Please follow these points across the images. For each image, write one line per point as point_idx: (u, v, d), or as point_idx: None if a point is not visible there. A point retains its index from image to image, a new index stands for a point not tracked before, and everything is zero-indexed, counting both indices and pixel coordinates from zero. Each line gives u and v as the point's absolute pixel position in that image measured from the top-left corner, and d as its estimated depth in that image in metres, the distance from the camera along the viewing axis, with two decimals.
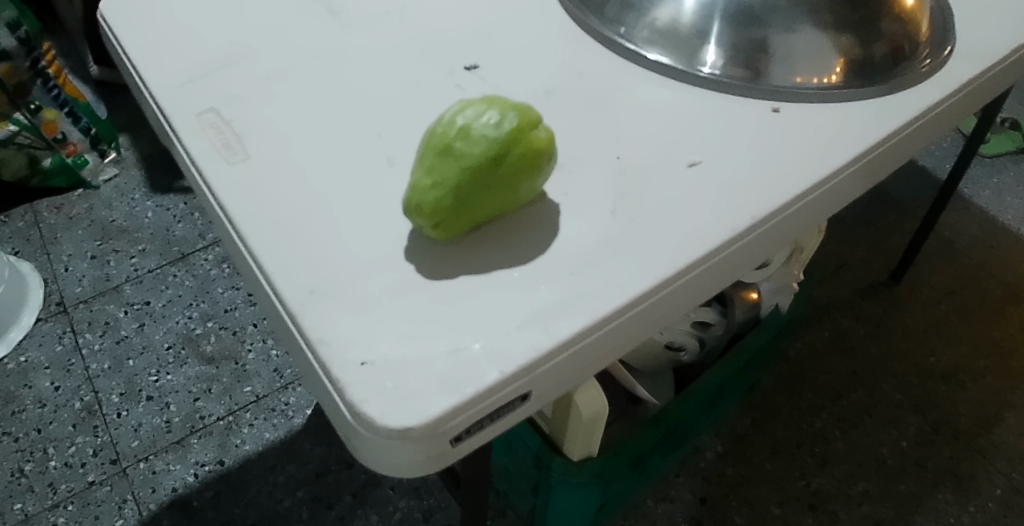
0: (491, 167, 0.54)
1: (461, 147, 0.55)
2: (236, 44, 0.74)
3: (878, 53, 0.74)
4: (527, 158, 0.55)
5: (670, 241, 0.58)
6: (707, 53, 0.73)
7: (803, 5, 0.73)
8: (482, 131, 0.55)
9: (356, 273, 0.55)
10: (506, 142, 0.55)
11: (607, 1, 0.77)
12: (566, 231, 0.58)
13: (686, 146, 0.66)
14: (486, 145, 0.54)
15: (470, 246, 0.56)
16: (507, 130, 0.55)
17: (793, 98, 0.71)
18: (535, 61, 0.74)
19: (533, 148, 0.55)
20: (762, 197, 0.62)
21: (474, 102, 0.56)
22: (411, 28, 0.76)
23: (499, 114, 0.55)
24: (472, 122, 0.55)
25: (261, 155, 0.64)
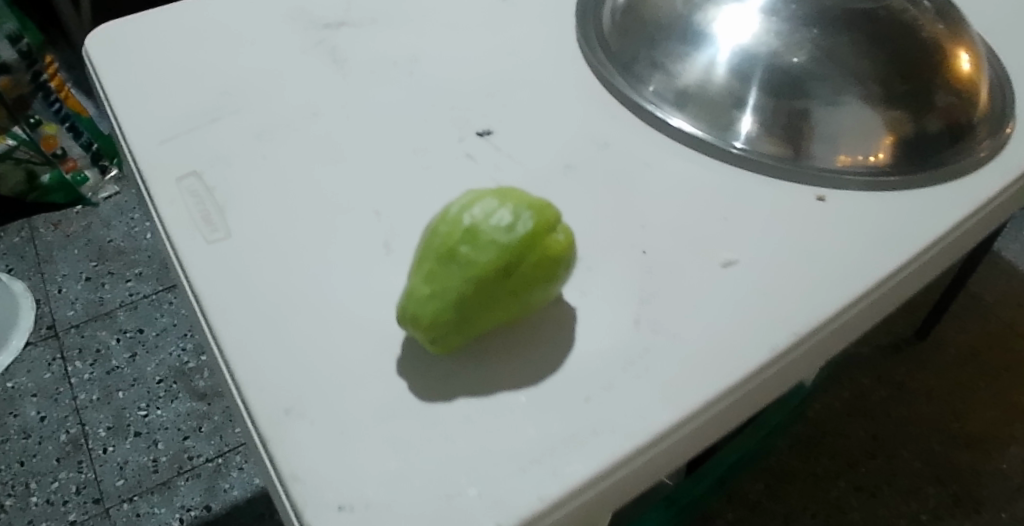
0: (500, 278, 0.46)
1: (467, 252, 0.46)
2: (229, 95, 0.67)
3: (929, 129, 0.68)
4: (543, 267, 0.46)
5: (700, 361, 0.51)
6: (742, 122, 0.67)
7: (849, 75, 0.67)
8: (492, 234, 0.46)
9: (340, 388, 0.48)
10: (519, 249, 0.46)
11: (635, 59, 0.72)
12: (583, 338, 0.51)
13: (719, 240, 0.58)
14: (495, 250, 0.45)
15: (470, 363, 0.49)
16: (522, 234, 0.46)
17: (840, 185, 0.64)
18: (554, 125, 0.67)
19: (550, 255, 0.47)
20: (806, 308, 0.55)
21: (485, 197, 0.47)
22: (420, 81, 0.70)
23: (513, 213, 0.47)
24: (480, 222, 0.47)
25: (243, 233, 0.57)
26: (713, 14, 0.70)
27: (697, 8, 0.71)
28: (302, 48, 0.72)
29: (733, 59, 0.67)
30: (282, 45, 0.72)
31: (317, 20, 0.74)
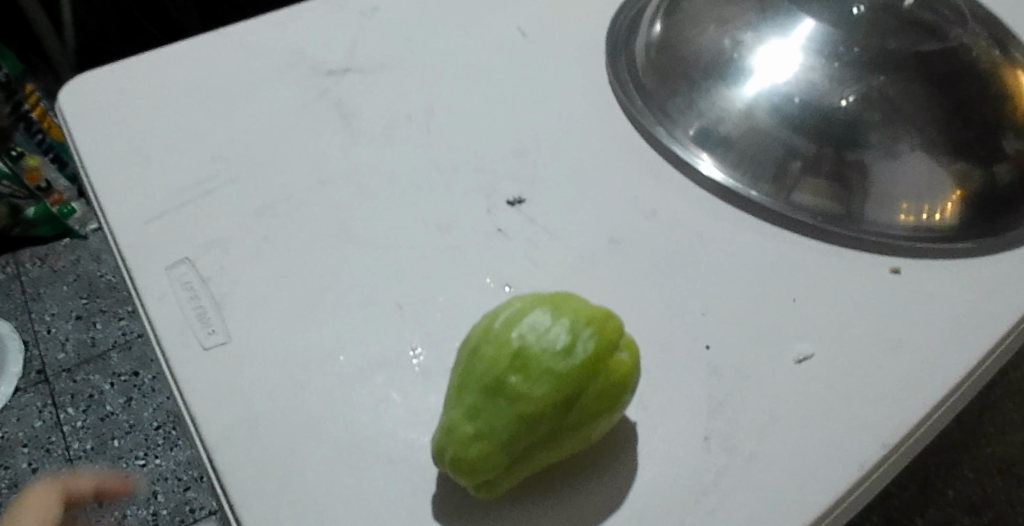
0: (557, 413, 0.39)
1: (518, 383, 0.39)
2: (222, 159, 0.59)
3: (1002, 178, 0.59)
4: (607, 396, 0.40)
5: (775, 490, 0.45)
6: (791, 175, 0.59)
7: (915, 124, 0.59)
8: (546, 359, 0.39)
9: None
10: (580, 378, 0.39)
11: (671, 100, 0.64)
12: (646, 465, 0.46)
13: (790, 330, 0.52)
14: (551, 382, 0.39)
15: (512, 506, 0.45)
16: (582, 359, 0.40)
17: (913, 252, 0.56)
18: (591, 187, 0.59)
19: (614, 382, 0.40)
20: (892, 413, 0.48)
21: (535, 312, 0.41)
22: (440, 136, 0.62)
23: (569, 332, 0.40)
24: (531, 343, 0.40)
25: (244, 340, 0.50)
26: (765, 58, 0.62)
27: (746, 50, 0.63)
28: (304, 100, 0.63)
29: (793, 110, 0.59)
30: (281, 97, 0.63)
31: (319, 66, 0.65)
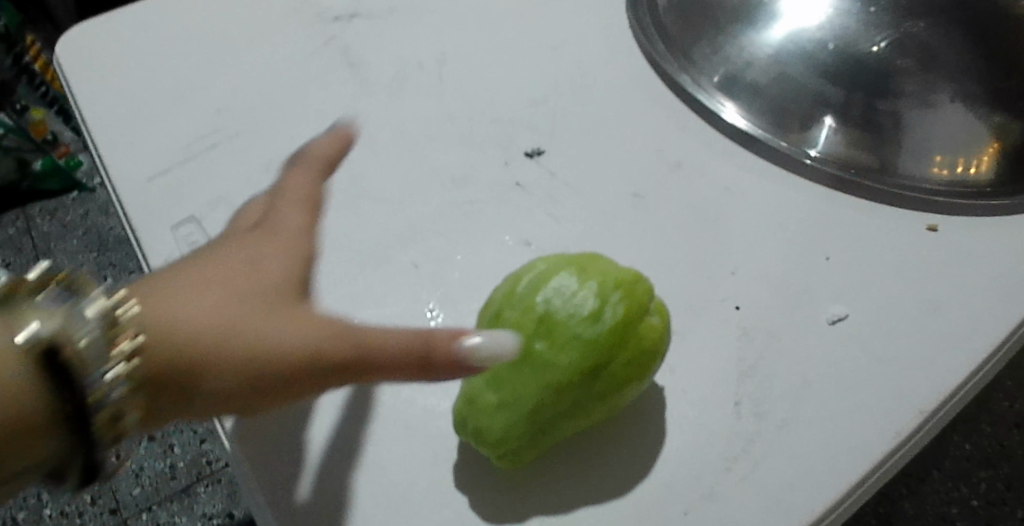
0: (585, 382, 0.39)
1: (545, 350, 0.39)
2: (225, 113, 0.57)
3: None
4: (636, 365, 0.39)
5: (809, 460, 0.44)
6: (820, 125, 0.56)
7: (954, 72, 0.55)
8: (574, 325, 0.39)
9: (393, 511, 0.42)
10: (608, 345, 0.39)
11: (695, 43, 0.60)
12: (673, 432, 0.44)
13: (822, 291, 0.49)
14: (579, 349, 0.38)
15: (535, 478, 0.43)
16: (611, 326, 0.39)
17: (948, 208, 0.54)
18: (612, 138, 0.56)
19: (644, 351, 0.40)
20: (927, 377, 0.46)
21: (562, 276, 0.40)
22: (452, 86, 0.59)
23: (599, 297, 0.40)
24: (557, 309, 0.39)
25: None
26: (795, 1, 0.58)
27: None
28: (309, 48, 0.60)
29: (826, 58, 0.56)
30: (286, 46, 0.60)
31: (323, 11, 0.62)
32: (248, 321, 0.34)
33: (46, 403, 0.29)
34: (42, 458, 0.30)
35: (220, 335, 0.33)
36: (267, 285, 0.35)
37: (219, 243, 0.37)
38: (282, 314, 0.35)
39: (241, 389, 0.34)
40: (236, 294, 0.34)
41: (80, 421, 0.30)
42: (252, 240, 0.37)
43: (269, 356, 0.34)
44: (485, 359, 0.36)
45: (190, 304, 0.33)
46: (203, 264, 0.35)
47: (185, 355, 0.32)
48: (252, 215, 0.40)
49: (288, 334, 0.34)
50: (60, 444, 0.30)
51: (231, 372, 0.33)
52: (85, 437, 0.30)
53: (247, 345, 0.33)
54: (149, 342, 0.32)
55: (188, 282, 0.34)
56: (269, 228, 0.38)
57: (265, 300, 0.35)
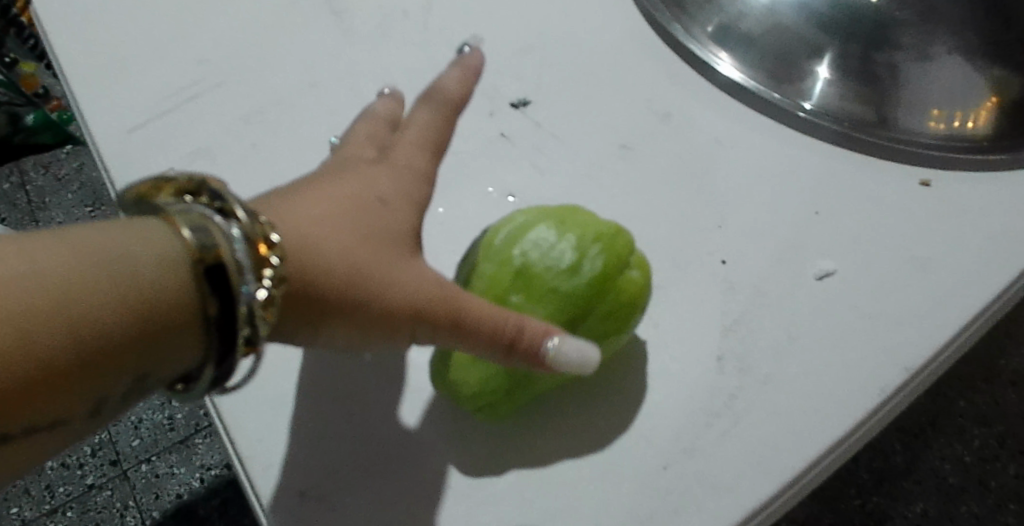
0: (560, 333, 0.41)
1: (522, 302, 0.41)
2: (206, 63, 0.55)
3: None
4: (612, 318, 0.41)
5: (792, 417, 0.43)
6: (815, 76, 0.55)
7: (951, 24, 0.53)
8: (550, 279, 0.41)
9: (374, 465, 0.43)
10: (584, 298, 0.41)
11: None
12: (655, 388, 0.44)
13: (811, 245, 0.49)
14: (554, 302, 0.41)
15: (514, 432, 0.44)
16: (587, 279, 0.41)
17: (945, 163, 0.52)
18: (601, 89, 0.55)
19: (621, 304, 0.41)
20: (915, 334, 0.46)
21: (539, 229, 0.42)
22: (438, 34, 0.57)
23: (575, 251, 0.41)
24: (534, 261, 0.41)
25: None
26: None
27: None
28: None
29: (822, 8, 0.55)
30: None
31: None
32: (371, 266, 0.38)
33: (206, 300, 0.32)
34: (189, 356, 0.33)
35: (346, 272, 0.38)
36: (390, 227, 0.40)
37: (341, 179, 0.41)
38: (399, 261, 0.39)
39: (353, 325, 0.38)
40: (362, 234, 0.39)
41: (227, 320, 0.33)
42: (378, 175, 0.42)
43: (382, 297, 0.38)
44: (563, 364, 0.39)
45: (330, 236, 0.38)
46: (338, 194, 0.40)
47: (319, 283, 0.37)
48: (371, 146, 0.45)
49: (406, 278, 0.39)
50: (208, 341, 0.33)
51: (346, 307, 0.38)
52: (229, 336, 0.33)
53: (365, 284, 0.38)
54: (291, 266, 0.36)
55: (321, 214, 0.39)
56: (392, 163, 0.43)
57: (387, 243, 0.39)
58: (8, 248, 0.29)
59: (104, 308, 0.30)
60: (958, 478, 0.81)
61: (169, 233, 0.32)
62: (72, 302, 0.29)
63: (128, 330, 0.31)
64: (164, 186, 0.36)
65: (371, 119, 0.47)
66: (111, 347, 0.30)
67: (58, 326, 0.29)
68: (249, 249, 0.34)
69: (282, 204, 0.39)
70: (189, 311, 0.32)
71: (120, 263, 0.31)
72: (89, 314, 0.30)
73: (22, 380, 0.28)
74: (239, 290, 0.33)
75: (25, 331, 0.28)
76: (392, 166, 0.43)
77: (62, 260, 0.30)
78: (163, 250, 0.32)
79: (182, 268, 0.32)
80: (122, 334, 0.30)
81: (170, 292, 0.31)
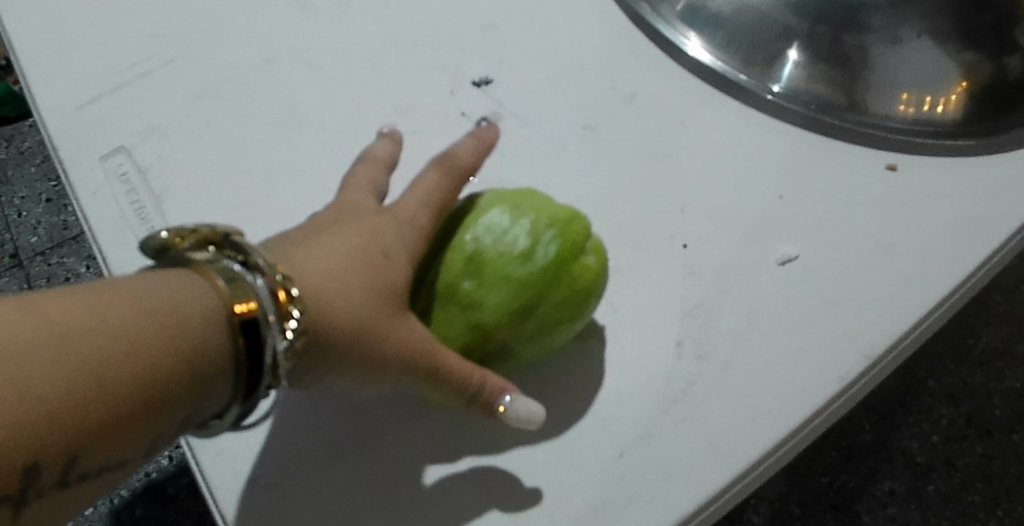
0: (513, 321, 0.41)
1: (473, 290, 0.41)
2: (160, 37, 0.54)
3: (1012, 70, 0.52)
4: (566, 306, 0.41)
5: (750, 404, 0.43)
6: (785, 58, 0.54)
7: (921, 3, 0.52)
8: (503, 265, 0.41)
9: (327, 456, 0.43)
10: (537, 285, 0.41)
11: None
12: (612, 374, 0.44)
13: (774, 230, 0.48)
14: (505, 288, 0.40)
15: (468, 422, 0.43)
16: (540, 266, 0.41)
17: (912, 148, 0.52)
18: (564, 69, 0.54)
19: (576, 291, 0.41)
20: (877, 321, 0.45)
21: (495, 214, 0.42)
22: (400, 10, 0.56)
23: (530, 238, 0.41)
24: (488, 249, 0.41)
25: None
26: None
27: None
28: None
29: None
30: None
31: None
32: (376, 322, 0.38)
33: (239, 348, 0.34)
34: (218, 401, 0.34)
35: (352, 328, 0.37)
36: (399, 281, 0.39)
37: (357, 221, 0.41)
38: (403, 318, 0.39)
39: (349, 376, 0.39)
40: (372, 288, 0.38)
41: (256, 365, 0.34)
42: (385, 223, 0.41)
43: (384, 352, 0.39)
44: (511, 421, 0.41)
45: (339, 292, 0.37)
46: (345, 242, 0.39)
47: (321, 341, 0.37)
48: (370, 193, 0.44)
49: (407, 339, 0.39)
50: (237, 385, 0.34)
51: (349, 361, 0.38)
52: (257, 379, 0.35)
53: (367, 341, 0.38)
54: (307, 323, 0.36)
55: (328, 263, 0.38)
56: (398, 212, 0.41)
57: (396, 295, 0.39)
58: (71, 302, 0.31)
59: (156, 362, 0.31)
60: (925, 457, 0.81)
61: (205, 285, 0.34)
62: (129, 351, 0.31)
63: (177, 377, 0.32)
64: (187, 235, 0.37)
65: (371, 160, 0.46)
66: (162, 393, 0.32)
67: (120, 373, 0.30)
68: (273, 304, 0.35)
69: (288, 251, 0.38)
70: (221, 364, 0.33)
71: (170, 314, 0.32)
72: (144, 362, 0.31)
73: (90, 425, 0.30)
74: (265, 340, 0.34)
75: (98, 383, 0.30)
76: (400, 216, 0.41)
77: (119, 312, 0.31)
78: (205, 303, 0.33)
79: (220, 318, 0.33)
80: (173, 380, 0.32)
81: (211, 340, 0.33)
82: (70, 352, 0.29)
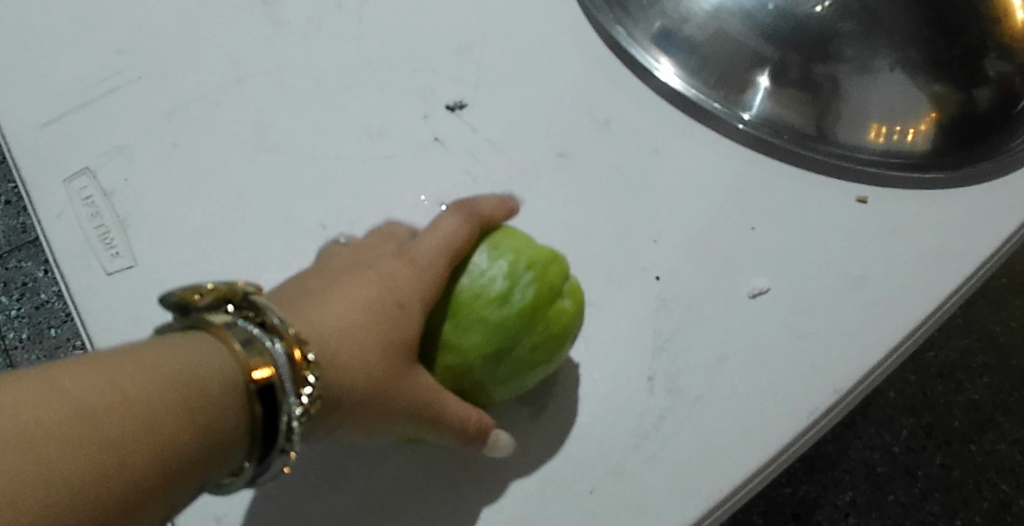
0: (490, 363, 0.41)
1: (452, 332, 0.41)
2: (126, 52, 0.53)
3: (983, 102, 0.53)
4: (542, 348, 0.42)
5: (719, 440, 0.43)
6: (756, 89, 0.54)
7: (893, 38, 0.52)
8: (481, 308, 0.41)
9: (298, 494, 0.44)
10: (514, 328, 0.41)
11: None
12: (582, 409, 0.45)
13: (746, 261, 0.48)
14: (483, 330, 0.41)
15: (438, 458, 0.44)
16: (518, 308, 0.41)
17: (883, 180, 0.52)
18: (539, 92, 0.54)
19: (551, 333, 0.42)
20: (847, 355, 0.46)
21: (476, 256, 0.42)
22: (375, 28, 0.55)
23: (508, 280, 0.42)
24: (468, 291, 0.42)
25: (150, 263, 0.47)
26: None
27: None
28: None
29: (765, 17, 0.54)
30: None
31: None
32: (387, 378, 0.39)
33: (253, 412, 0.34)
34: (233, 462, 0.35)
35: (366, 387, 0.38)
36: (412, 335, 0.40)
37: (372, 273, 0.41)
38: (413, 372, 0.40)
39: (359, 432, 0.40)
40: (384, 343, 0.39)
41: (269, 428, 0.35)
42: (399, 272, 0.41)
43: (397, 407, 0.39)
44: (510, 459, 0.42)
45: (352, 350, 0.38)
46: (361, 296, 0.39)
47: (332, 400, 0.37)
48: (388, 235, 0.44)
49: (417, 392, 0.40)
50: (250, 448, 0.35)
51: (362, 416, 0.39)
52: (270, 441, 0.35)
53: (378, 397, 0.39)
54: (320, 385, 0.37)
55: (344, 321, 0.38)
56: (414, 256, 0.41)
57: (409, 349, 0.39)
58: (93, 374, 0.31)
59: (179, 430, 0.32)
60: (887, 467, 0.77)
61: (221, 348, 0.34)
62: (148, 421, 0.31)
63: (195, 446, 0.32)
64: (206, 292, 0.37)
65: None
66: (184, 462, 0.32)
67: (138, 442, 0.31)
68: (290, 369, 0.35)
69: (307, 308, 0.39)
70: (239, 430, 0.34)
71: (192, 382, 0.33)
72: (161, 429, 0.31)
73: (114, 500, 0.30)
74: (282, 406, 0.35)
75: (122, 454, 0.30)
76: (416, 261, 0.41)
77: (143, 382, 0.32)
78: (225, 370, 0.34)
79: (238, 384, 0.34)
80: (190, 447, 0.32)
81: (227, 406, 0.34)
82: (94, 427, 0.30)
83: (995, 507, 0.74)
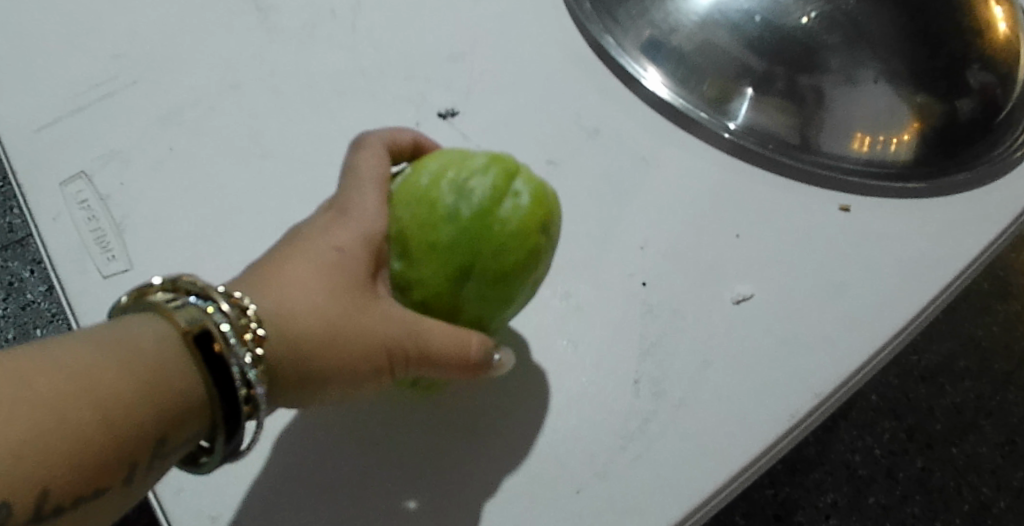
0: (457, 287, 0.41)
1: (412, 267, 0.41)
2: (122, 57, 0.53)
3: (964, 113, 0.55)
4: (506, 247, 0.41)
5: (704, 442, 0.45)
6: (741, 98, 0.55)
7: (876, 49, 0.54)
8: (432, 234, 0.41)
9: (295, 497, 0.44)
10: (469, 241, 0.41)
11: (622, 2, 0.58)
12: (568, 411, 0.46)
13: (731, 267, 0.50)
14: (438, 257, 0.40)
15: (433, 462, 0.45)
16: (466, 221, 0.41)
17: (865, 190, 0.53)
18: (529, 100, 0.55)
19: (509, 230, 0.41)
20: (828, 359, 0.47)
21: (415, 185, 0.42)
22: (368, 36, 0.56)
23: (451, 197, 0.41)
24: (414, 221, 0.41)
25: (144, 265, 0.48)
26: None
27: None
28: None
29: (751, 29, 0.55)
30: None
31: None
32: (342, 318, 0.38)
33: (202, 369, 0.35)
34: (199, 421, 0.36)
35: (318, 329, 0.38)
36: (360, 274, 0.39)
37: (304, 229, 0.41)
38: (371, 307, 0.39)
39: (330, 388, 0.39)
40: (329, 285, 0.38)
41: (224, 382, 0.36)
42: (334, 221, 0.40)
43: (357, 344, 0.38)
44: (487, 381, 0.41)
45: (296, 298, 0.38)
46: (297, 249, 0.39)
47: (287, 350, 0.37)
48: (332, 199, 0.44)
49: (380, 327, 0.39)
50: (212, 408, 0.36)
51: (328, 364, 0.38)
52: (229, 395, 0.36)
53: (340, 340, 0.38)
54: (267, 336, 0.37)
55: (281, 274, 0.38)
56: (344, 205, 0.41)
57: (359, 287, 0.39)
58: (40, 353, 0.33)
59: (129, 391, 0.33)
60: (868, 469, 0.78)
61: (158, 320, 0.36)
62: (96, 384, 0.33)
63: (150, 405, 0.34)
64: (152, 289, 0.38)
65: None
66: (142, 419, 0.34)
67: (89, 406, 0.32)
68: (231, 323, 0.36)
69: (250, 275, 0.39)
70: (193, 387, 0.35)
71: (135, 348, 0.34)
72: (110, 392, 0.33)
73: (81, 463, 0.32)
74: (228, 356, 0.35)
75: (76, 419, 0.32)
76: (346, 210, 0.41)
77: (86, 353, 0.33)
78: (164, 336, 0.35)
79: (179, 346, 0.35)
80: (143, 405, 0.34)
81: (175, 365, 0.35)
82: (43, 397, 0.32)
83: (975, 508, 0.75)
